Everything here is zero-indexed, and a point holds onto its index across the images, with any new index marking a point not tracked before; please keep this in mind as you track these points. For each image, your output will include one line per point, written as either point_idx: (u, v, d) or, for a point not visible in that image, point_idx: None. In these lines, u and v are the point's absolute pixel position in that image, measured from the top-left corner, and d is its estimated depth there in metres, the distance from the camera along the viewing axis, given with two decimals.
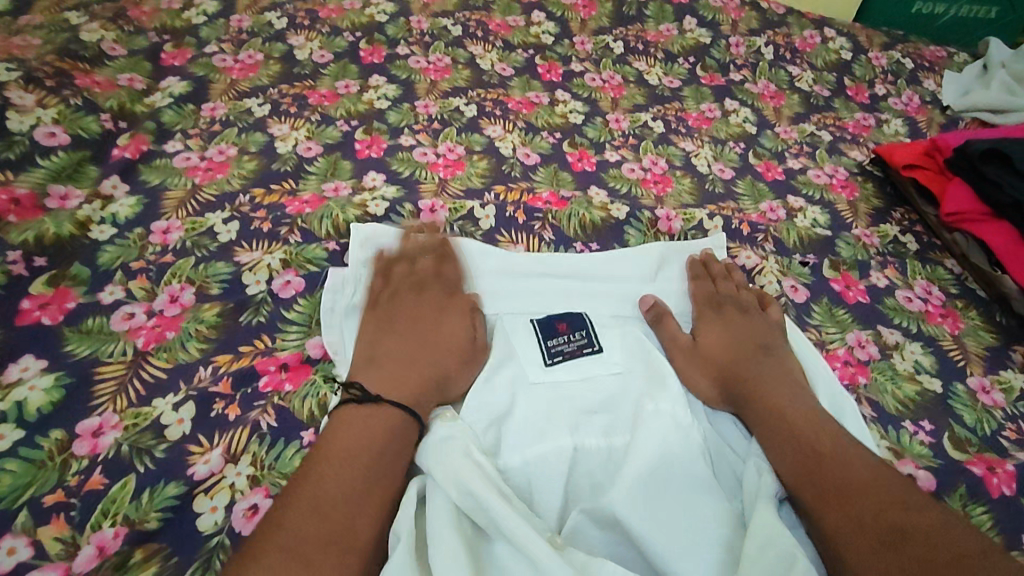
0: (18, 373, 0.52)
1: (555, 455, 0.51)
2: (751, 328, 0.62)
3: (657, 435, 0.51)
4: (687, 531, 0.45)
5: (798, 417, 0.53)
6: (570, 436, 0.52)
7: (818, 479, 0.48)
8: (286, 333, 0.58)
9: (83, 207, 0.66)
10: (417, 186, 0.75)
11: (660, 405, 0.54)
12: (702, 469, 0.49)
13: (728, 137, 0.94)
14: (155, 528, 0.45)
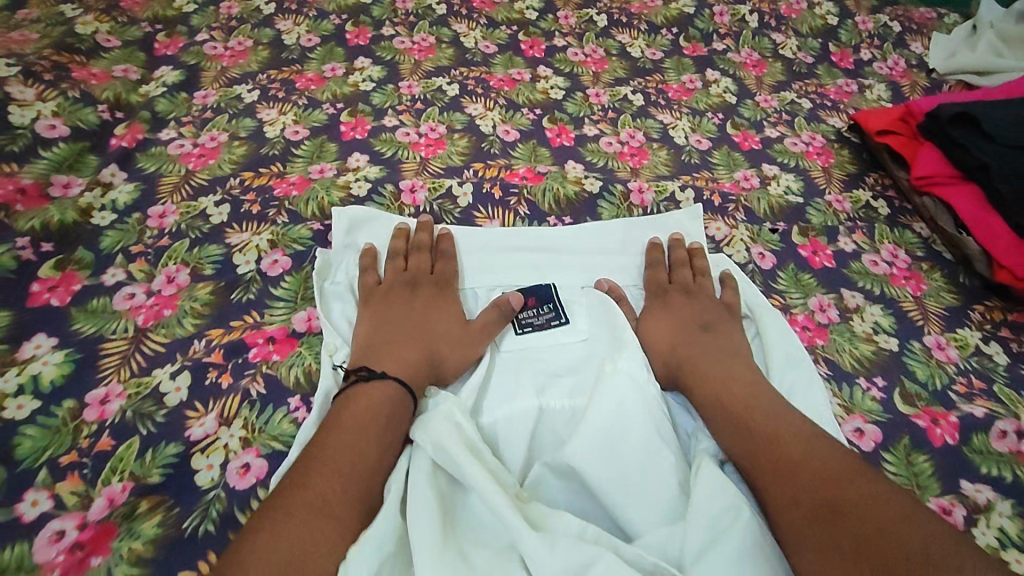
0: (31, 350, 0.57)
1: (521, 416, 0.56)
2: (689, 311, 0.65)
3: (615, 395, 0.54)
4: (641, 481, 0.49)
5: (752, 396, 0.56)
6: (536, 399, 0.57)
7: (766, 456, 0.51)
8: (274, 309, 0.63)
9: (85, 194, 0.70)
10: (399, 166, 0.79)
11: (619, 364, 0.57)
12: (657, 423, 0.53)
13: (707, 108, 0.96)
14: (158, 482, 0.50)
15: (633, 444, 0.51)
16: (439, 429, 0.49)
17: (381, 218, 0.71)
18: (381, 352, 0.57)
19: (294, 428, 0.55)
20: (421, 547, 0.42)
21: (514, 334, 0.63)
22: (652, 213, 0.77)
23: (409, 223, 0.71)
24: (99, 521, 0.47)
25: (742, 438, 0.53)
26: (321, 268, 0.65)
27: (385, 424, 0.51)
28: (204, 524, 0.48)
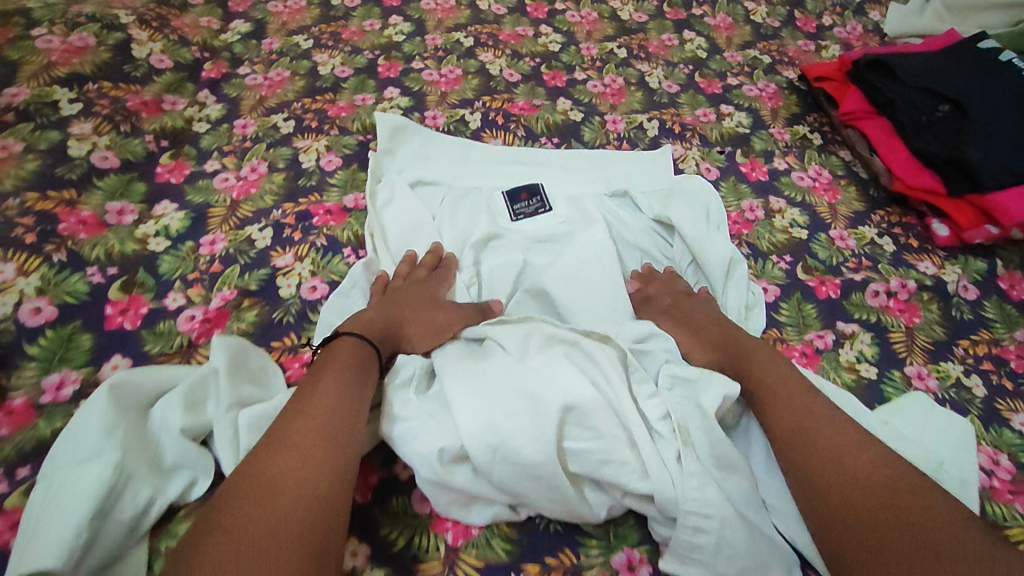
0: (161, 210, 0.77)
1: (511, 265, 0.79)
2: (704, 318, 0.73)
3: (580, 256, 0.78)
4: (591, 306, 0.74)
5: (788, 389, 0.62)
6: (522, 256, 0.80)
7: (797, 442, 0.57)
8: (331, 191, 0.84)
9: (187, 109, 0.90)
10: (424, 98, 0.99)
11: (586, 238, 0.80)
12: (608, 273, 0.77)
13: (681, 61, 1.14)
14: (255, 289, 0.72)
15: (588, 285, 0.76)
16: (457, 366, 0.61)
17: (408, 132, 0.91)
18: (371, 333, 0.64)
19: (347, 268, 0.75)
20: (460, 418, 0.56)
21: (510, 220, 0.84)
22: (627, 147, 0.96)
23: (431, 137, 0.92)
24: (218, 308, 0.69)
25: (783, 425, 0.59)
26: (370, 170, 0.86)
27: (337, 402, 0.54)
28: (288, 315, 0.70)
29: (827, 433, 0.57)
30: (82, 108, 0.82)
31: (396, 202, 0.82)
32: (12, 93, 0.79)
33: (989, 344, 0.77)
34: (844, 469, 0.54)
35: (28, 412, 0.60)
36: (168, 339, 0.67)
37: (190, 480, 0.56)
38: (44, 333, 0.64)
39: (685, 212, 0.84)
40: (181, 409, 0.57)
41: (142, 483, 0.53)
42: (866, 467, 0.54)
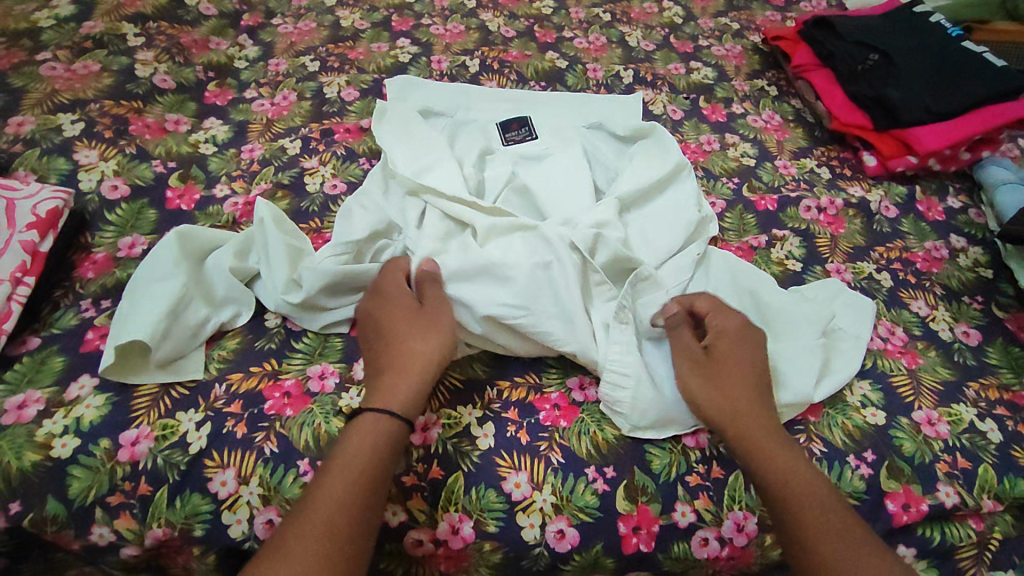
0: (209, 124, 0.93)
1: (500, 177, 0.90)
2: (733, 356, 0.65)
3: (560, 171, 0.90)
4: (569, 207, 0.85)
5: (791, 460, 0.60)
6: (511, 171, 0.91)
7: (783, 500, 0.58)
8: (350, 116, 0.99)
9: (230, 49, 1.06)
10: (431, 47, 1.14)
11: (566, 158, 0.92)
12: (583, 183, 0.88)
13: (658, 25, 1.29)
14: (288, 183, 0.87)
15: (566, 192, 0.87)
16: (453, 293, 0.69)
17: (413, 80, 1.04)
18: (385, 388, 0.61)
19: (362, 172, 0.91)
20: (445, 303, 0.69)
21: (502, 146, 0.98)
22: (604, 94, 1.09)
23: (434, 82, 1.06)
24: (261, 193, 0.85)
25: (773, 487, 0.59)
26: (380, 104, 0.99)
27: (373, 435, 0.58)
28: (315, 202, 0.86)
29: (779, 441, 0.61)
30: (145, 41, 0.98)
31: (399, 120, 0.95)
32: (90, 26, 0.96)
33: (900, 252, 0.90)
34: (797, 487, 0.58)
35: (108, 263, 0.74)
36: (216, 219, 0.81)
37: (237, 311, 0.71)
38: (120, 205, 0.78)
39: (652, 139, 0.96)
40: (232, 261, 0.72)
41: (197, 308, 0.68)
42: (822, 492, 0.58)
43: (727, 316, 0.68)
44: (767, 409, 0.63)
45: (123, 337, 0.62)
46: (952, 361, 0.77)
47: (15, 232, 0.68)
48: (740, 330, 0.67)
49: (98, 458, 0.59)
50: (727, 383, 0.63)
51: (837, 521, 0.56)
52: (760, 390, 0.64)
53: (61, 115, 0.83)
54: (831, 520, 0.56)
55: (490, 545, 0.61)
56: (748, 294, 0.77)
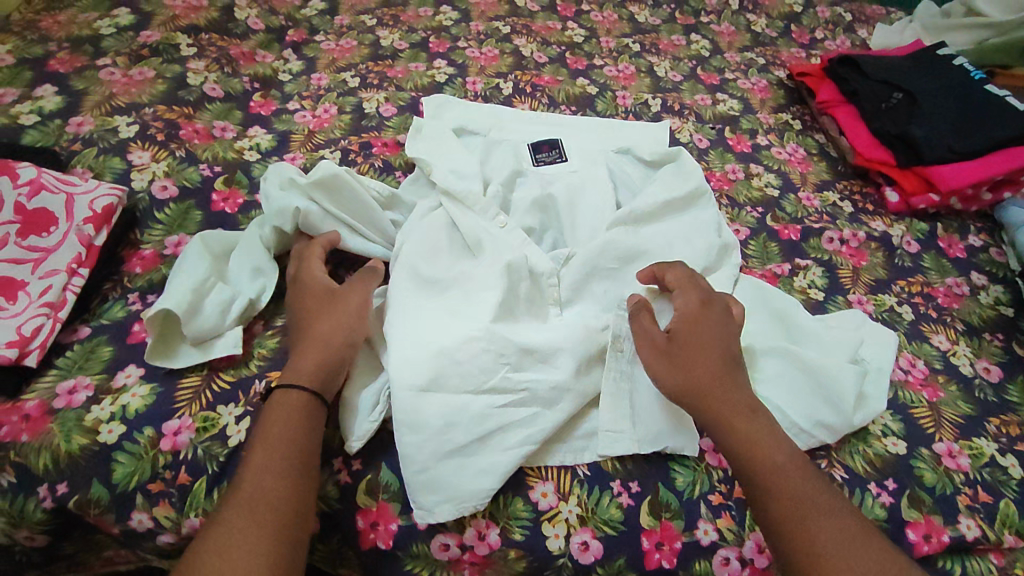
0: (253, 132, 0.97)
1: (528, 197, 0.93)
2: (712, 344, 0.64)
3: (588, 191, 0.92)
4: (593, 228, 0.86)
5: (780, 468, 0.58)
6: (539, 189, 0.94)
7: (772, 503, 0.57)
8: (386, 131, 1.03)
9: (275, 62, 1.11)
10: (466, 69, 1.18)
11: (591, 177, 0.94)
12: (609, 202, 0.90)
13: (686, 57, 1.33)
14: None
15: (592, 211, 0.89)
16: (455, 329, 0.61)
17: (446, 100, 1.08)
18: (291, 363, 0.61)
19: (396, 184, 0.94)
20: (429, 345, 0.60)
21: (532, 165, 0.99)
22: (632, 120, 1.13)
23: (467, 103, 1.09)
24: None
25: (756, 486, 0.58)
26: (415, 123, 1.02)
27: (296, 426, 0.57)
28: None
29: (758, 420, 0.61)
30: (196, 51, 1.03)
31: (432, 136, 0.98)
32: (146, 35, 1.01)
33: (922, 285, 0.91)
34: (781, 487, 0.57)
35: (155, 259, 0.77)
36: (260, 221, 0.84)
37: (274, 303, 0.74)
38: (168, 205, 0.81)
39: (679, 164, 0.98)
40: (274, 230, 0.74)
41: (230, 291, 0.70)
42: (807, 493, 0.57)
43: (687, 299, 0.67)
44: (739, 391, 0.62)
45: (155, 306, 0.64)
46: (973, 397, 0.78)
47: (73, 224, 0.72)
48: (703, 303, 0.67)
49: (142, 445, 0.61)
50: (695, 365, 0.62)
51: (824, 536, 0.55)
52: (731, 361, 0.64)
53: (118, 118, 0.87)
54: (811, 529, 0.55)
55: (515, 553, 0.61)
56: (777, 309, 0.77)
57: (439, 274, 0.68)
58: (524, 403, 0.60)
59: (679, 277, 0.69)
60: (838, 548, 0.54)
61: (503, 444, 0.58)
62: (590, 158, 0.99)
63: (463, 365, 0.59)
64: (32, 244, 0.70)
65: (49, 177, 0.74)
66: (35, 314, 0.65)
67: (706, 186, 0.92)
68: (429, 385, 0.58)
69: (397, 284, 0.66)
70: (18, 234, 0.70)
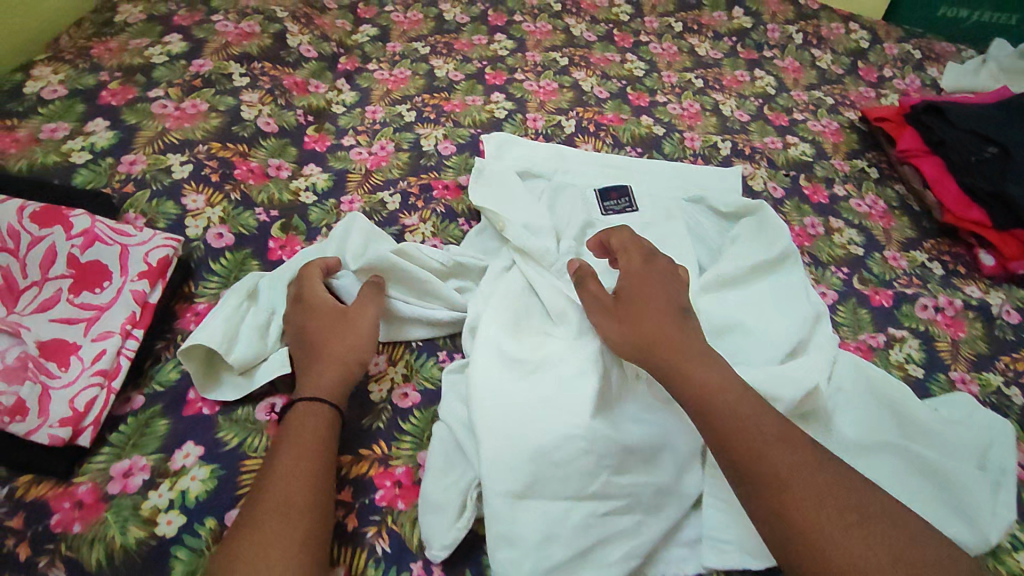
0: (309, 170, 0.91)
1: None
2: (659, 294, 0.63)
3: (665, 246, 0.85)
4: None
5: (740, 401, 0.55)
6: None
7: (723, 442, 0.53)
8: (447, 172, 0.97)
9: (328, 93, 1.06)
10: (525, 104, 1.13)
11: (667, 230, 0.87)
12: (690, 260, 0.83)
13: (751, 95, 1.26)
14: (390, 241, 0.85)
15: None
16: (553, 424, 0.57)
17: (506, 139, 1.02)
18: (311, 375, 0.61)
19: (460, 233, 0.88)
20: (524, 439, 0.57)
21: (601, 215, 0.93)
22: (702, 164, 1.06)
23: (528, 142, 1.03)
24: None
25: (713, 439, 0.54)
26: (476, 165, 0.96)
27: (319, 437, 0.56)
28: None
29: (711, 366, 0.58)
30: (250, 82, 0.98)
31: (496, 181, 0.92)
32: (198, 64, 0.96)
33: None
34: (734, 418, 0.54)
35: None
36: None
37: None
38: (224, 255, 0.76)
39: (760, 220, 0.91)
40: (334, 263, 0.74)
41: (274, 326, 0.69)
42: (763, 423, 0.54)
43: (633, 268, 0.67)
44: (688, 331, 0.61)
45: (193, 339, 0.64)
46: None
47: (127, 279, 0.66)
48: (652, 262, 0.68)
49: (204, 539, 0.55)
50: (643, 318, 0.61)
51: (806, 484, 0.51)
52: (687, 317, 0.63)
53: (171, 156, 0.82)
54: (779, 464, 0.52)
55: None
56: (887, 399, 0.71)
57: (525, 357, 0.65)
58: (628, 510, 0.56)
59: (628, 237, 0.71)
60: (799, 475, 0.51)
61: (603, 561, 0.53)
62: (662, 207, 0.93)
63: (560, 467, 0.55)
64: (84, 302, 0.65)
65: (103, 226, 0.68)
66: (87, 384, 0.60)
67: (792, 245, 0.86)
68: (525, 490, 0.54)
69: (479, 370, 0.63)
70: (70, 290, 0.65)
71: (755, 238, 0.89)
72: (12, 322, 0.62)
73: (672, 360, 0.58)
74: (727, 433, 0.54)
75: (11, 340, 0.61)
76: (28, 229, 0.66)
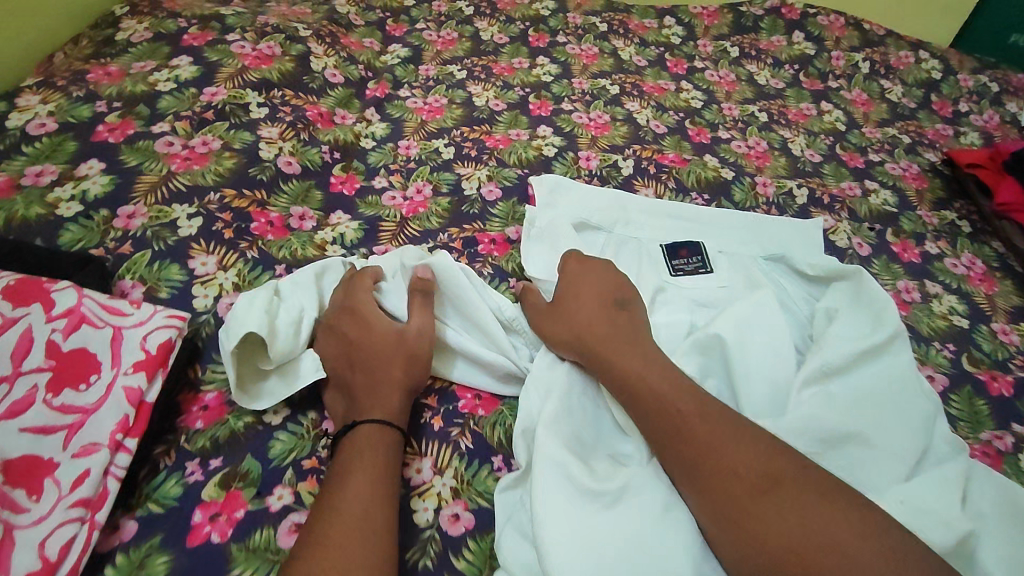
0: (336, 219, 0.79)
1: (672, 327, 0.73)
2: (595, 293, 0.67)
3: (752, 319, 0.71)
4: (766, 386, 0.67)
5: (667, 393, 0.56)
6: (687, 317, 0.75)
7: (666, 443, 0.53)
8: (493, 221, 0.84)
9: (356, 124, 0.94)
10: (576, 139, 1.00)
11: (751, 299, 0.74)
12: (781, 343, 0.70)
13: (821, 131, 1.14)
14: None
15: (763, 356, 0.69)
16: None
17: (558, 183, 0.89)
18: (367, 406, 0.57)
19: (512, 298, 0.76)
20: None
21: (670, 276, 0.80)
22: (778, 215, 0.94)
23: (582, 186, 0.90)
24: None
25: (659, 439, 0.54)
26: (526, 217, 0.83)
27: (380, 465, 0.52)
28: None
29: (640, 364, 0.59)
30: (269, 113, 0.86)
31: (550, 238, 0.79)
32: (211, 92, 0.84)
33: None
34: (664, 411, 0.55)
35: (221, 409, 0.60)
36: None
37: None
38: None
39: (857, 287, 0.78)
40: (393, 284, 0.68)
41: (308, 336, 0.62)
42: (688, 411, 0.54)
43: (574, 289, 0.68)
44: (613, 321, 0.64)
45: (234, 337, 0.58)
46: None
47: (118, 372, 0.54)
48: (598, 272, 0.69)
49: None
50: (573, 314, 0.65)
51: (735, 462, 0.50)
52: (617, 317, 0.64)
53: (177, 207, 0.70)
54: (712, 448, 0.51)
55: None
56: None
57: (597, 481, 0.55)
58: None
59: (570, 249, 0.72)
60: (734, 459, 0.50)
61: None
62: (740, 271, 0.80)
63: None
64: (63, 403, 0.52)
65: (91, 303, 0.57)
66: (64, 519, 0.47)
67: (899, 324, 0.73)
68: None
69: (545, 491, 0.54)
70: (46, 387, 0.53)
71: (852, 312, 0.76)
72: None
73: (599, 355, 0.61)
74: (675, 436, 0.53)
75: None
76: None
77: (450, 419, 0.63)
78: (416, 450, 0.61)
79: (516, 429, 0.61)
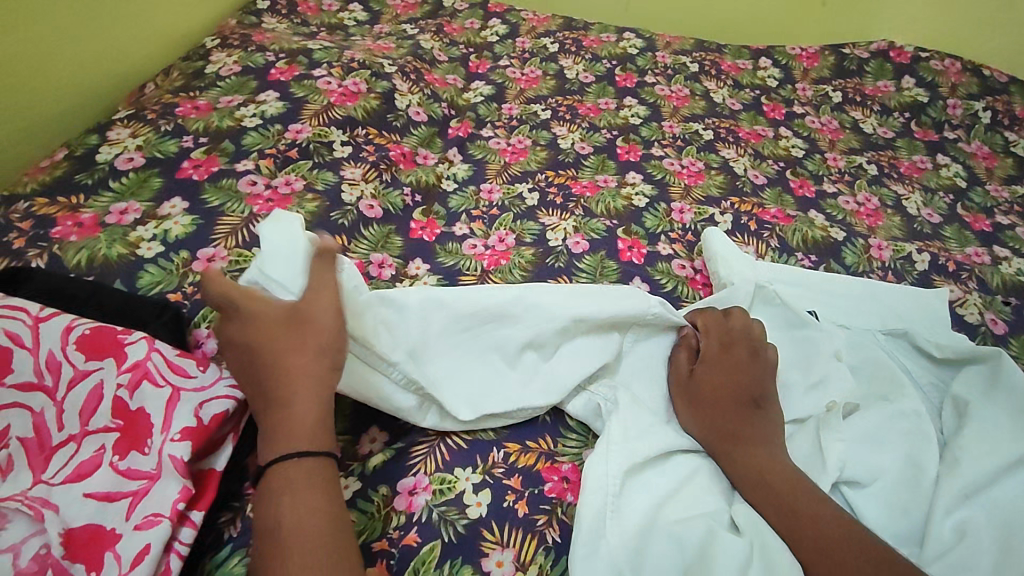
0: (415, 269, 0.75)
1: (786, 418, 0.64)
2: (735, 373, 0.61)
3: (881, 423, 0.63)
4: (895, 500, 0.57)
5: (783, 460, 0.56)
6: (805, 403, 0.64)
7: (754, 482, 0.55)
8: (580, 277, 0.78)
9: (438, 165, 0.91)
10: (667, 188, 0.93)
11: (882, 398, 0.65)
12: (919, 451, 0.60)
13: (938, 187, 1.03)
14: None
15: (891, 465, 0.59)
16: None
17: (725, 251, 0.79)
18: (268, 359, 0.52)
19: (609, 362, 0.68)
20: None
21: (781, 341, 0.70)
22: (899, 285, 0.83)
23: (703, 239, 0.81)
24: None
25: (750, 484, 0.55)
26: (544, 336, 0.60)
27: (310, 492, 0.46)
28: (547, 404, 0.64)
29: (759, 447, 0.57)
30: (352, 152, 0.83)
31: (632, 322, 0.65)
32: (296, 129, 0.83)
33: None
34: (768, 467, 0.55)
35: None
36: None
37: (434, 541, 0.53)
38: None
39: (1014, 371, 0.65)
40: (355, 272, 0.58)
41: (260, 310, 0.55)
42: (778, 457, 0.56)
43: (732, 351, 0.63)
44: (746, 392, 0.60)
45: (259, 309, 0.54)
46: None
47: (179, 436, 0.50)
48: (748, 348, 0.63)
49: None
50: (713, 383, 0.60)
51: (813, 503, 0.53)
52: (733, 386, 0.60)
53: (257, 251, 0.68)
54: (799, 495, 0.53)
55: None
56: None
57: (722, 565, 0.49)
58: None
59: (705, 315, 0.67)
60: (802, 506, 0.52)
61: None
62: (863, 356, 0.69)
63: None
64: (130, 469, 0.49)
65: (157, 359, 0.54)
66: None
67: None
68: None
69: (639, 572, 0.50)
70: (113, 450, 0.50)
71: (1003, 404, 0.63)
72: (37, 496, 0.47)
73: (733, 424, 0.58)
74: (764, 480, 0.54)
75: (32, 527, 0.45)
76: (71, 359, 0.52)
77: (535, 505, 0.56)
78: (496, 540, 0.53)
79: (584, 528, 0.52)
